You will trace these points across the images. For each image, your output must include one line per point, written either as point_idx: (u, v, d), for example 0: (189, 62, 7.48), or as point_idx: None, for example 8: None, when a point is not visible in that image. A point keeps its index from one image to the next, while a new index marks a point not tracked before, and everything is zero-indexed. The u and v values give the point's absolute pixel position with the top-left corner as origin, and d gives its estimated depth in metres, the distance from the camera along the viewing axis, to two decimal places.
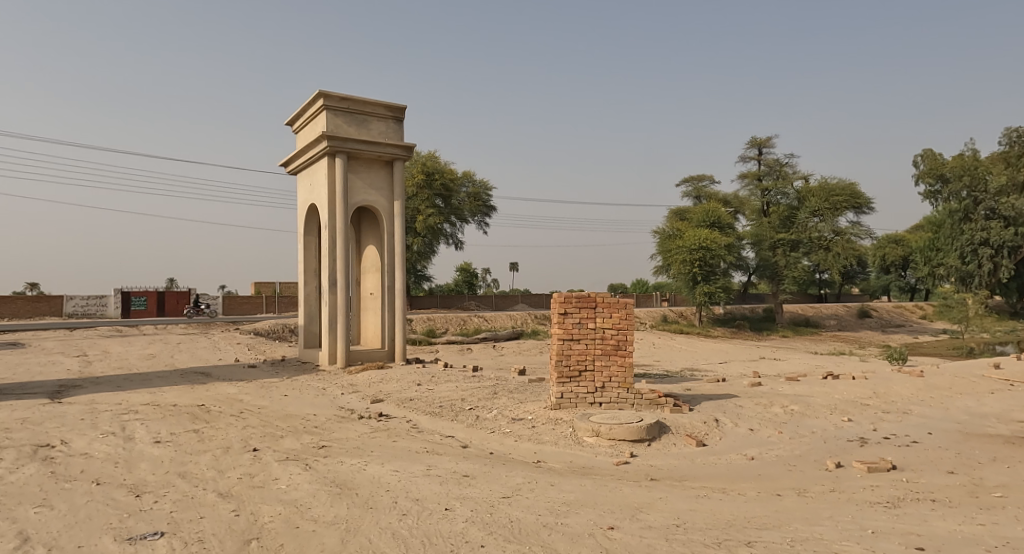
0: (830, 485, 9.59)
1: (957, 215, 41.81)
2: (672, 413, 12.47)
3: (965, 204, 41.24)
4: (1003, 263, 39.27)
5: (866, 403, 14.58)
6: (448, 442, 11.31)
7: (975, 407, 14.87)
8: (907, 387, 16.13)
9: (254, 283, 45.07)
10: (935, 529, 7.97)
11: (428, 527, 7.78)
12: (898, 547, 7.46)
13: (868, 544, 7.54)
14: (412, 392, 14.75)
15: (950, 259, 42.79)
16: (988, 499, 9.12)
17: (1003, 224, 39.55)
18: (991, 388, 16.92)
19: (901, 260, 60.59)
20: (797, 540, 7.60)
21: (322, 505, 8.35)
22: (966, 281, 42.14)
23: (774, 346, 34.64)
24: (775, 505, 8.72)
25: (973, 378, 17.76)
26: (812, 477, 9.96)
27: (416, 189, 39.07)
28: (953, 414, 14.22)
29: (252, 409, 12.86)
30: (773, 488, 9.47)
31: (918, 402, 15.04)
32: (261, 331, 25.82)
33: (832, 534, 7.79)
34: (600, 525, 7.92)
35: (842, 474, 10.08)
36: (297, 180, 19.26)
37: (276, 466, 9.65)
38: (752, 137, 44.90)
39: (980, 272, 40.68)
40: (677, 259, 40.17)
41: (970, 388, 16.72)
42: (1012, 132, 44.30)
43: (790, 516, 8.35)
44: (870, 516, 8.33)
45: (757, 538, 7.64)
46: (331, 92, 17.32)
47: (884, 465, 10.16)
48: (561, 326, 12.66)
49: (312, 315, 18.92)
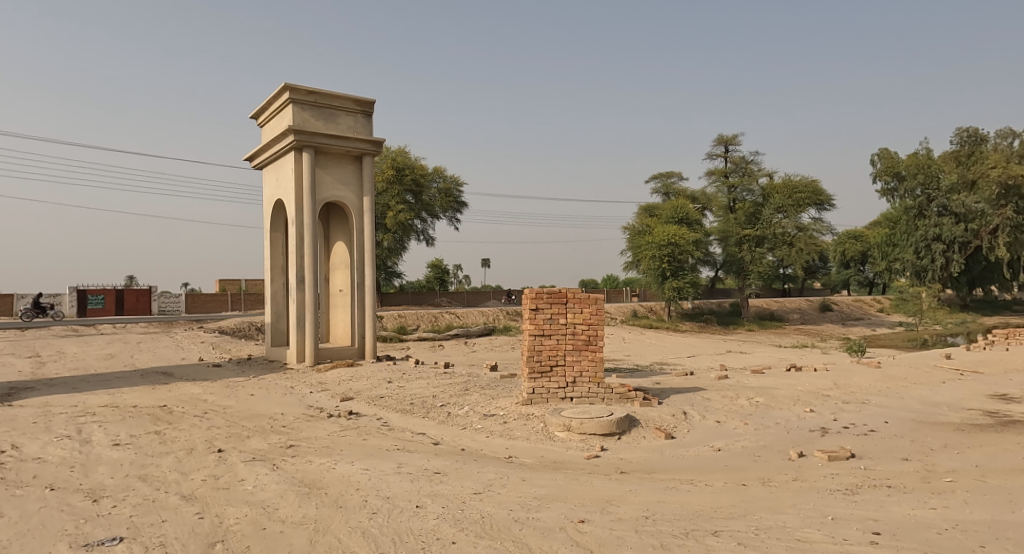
0: (793, 474, 9.68)
1: (911, 212, 42.73)
2: (641, 406, 12.52)
3: (920, 201, 42.26)
4: (954, 258, 40.54)
5: (828, 393, 14.78)
6: (420, 440, 11.19)
7: (931, 396, 15.16)
8: (867, 378, 16.42)
9: (218, 281, 44.22)
10: (892, 515, 8.08)
11: (399, 525, 7.67)
12: (857, 534, 7.54)
13: (829, 531, 7.61)
14: (382, 389, 14.58)
15: (905, 254, 43.54)
16: (941, 484, 9.28)
17: (954, 221, 40.73)
18: (944, 377, 17.27)
19: (860, 255, 62.10)
20: (761, 529, 7.64)
21: (291, 505, 8.19)
22: (920, 277, 42.91)
23: (740, 340, 34.87)
24: (741, 495, 8.75)
25: (926, 368, 18.21)
26: (776, 467, 10.04)
27: (387, 184, 38.75)
28: (909, 403, 14.46)
29: (216, 409, 12.58)
30: (738, 478, 9.52)
31: (877, 392, 15.30)
32: (226, 329, 25.38)
33: (794, 521, 7.84)
34: (571, 518, 7.87)
35: (804, 463, 10.19)
36: (262, 174, 18.94)
37: (241, 466, 9.47)
38: (720, 135, 45.26)
39: (933, 267, 41.65)
40: (647, 255, 40.41)
41: (924, 378, 17.04)
42: (963, 133, 45.97)
43: (755, 505, 8.38)
44: (830, 504, 8.41)
45: (724, 528, 7.67)
46: (297, 85, 16.97)
47: (843, 453, 10.31)
48: (532, 321, 12.57)
49: (278, 314, 18.58)
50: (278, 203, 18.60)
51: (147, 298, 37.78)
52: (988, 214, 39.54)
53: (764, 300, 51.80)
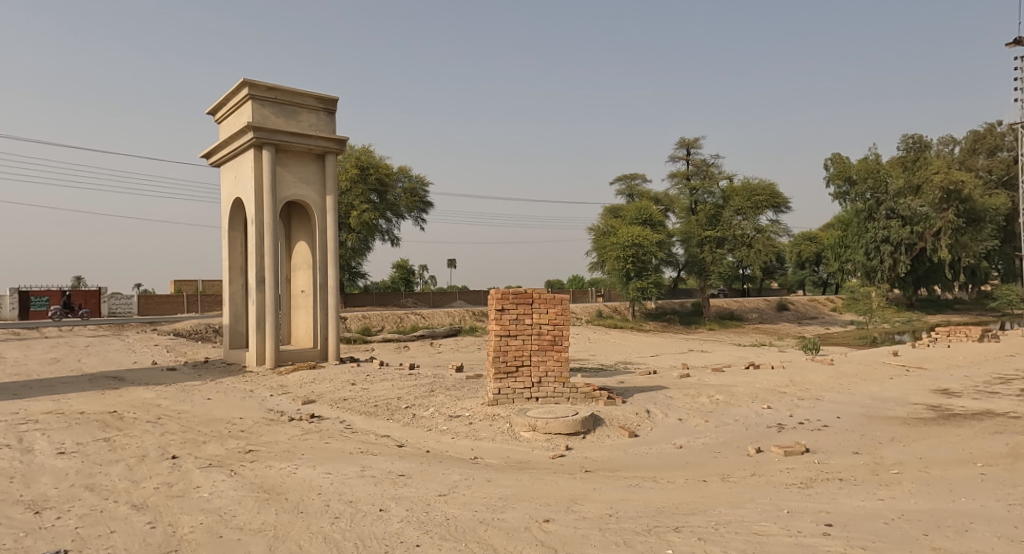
0: (751, 470, 9.70)
1: (862, 214, 43.60)
2: (606, 406, 12.46)
3: (870, 204, 43.18)
4: (901, 259, 41.67)
5: (784, 390, 14.94)
6: (383, 442, 10.97)
7: (879, 392, 15.40)
8: (821, 375, 16.66)
9: (174, 282, 43.11)
10: (844, 507, 8.14)
11: (362, 529, 7.46)
12: (811, 526, 7.57)
13: (784, 524, 7.62)
14: (345, 392, 14.30)
15: (856, 256, 44.41)
16: (888, 475, 9.40)
17: (901, 223, 41.88)
18: (893, 373, 17.63)
19: (815, 256, 63.26)
20: (721, 524, 7.62)
21: (248, 512, 7.92)
22: (871, 277, 43.93)
23: (701, 339, 35.22)
24: (701, 492, 8.73)
25: (876, 364, 18.59)
26: (734, 462, 10.06)
27: (350, 183, 38.25)
28: (860, 398, 14.69)
29: (170, 414, 12.18)
30: (699, 475, 9.50)
31: (830, 388, 15.52)
32: (181, 331, 24.73)
33: (751, 516, 7.84)
34: (536, 518, 7.75)
35: (762, 458, 10.23)
36: (220, 172, 18.49)
37: (196, 473, 9.15)
38: (682, 138, 45.66)
39: (882, 268, 42.68)
40: (611, 256, 40.58)
41: (874, 374, 17.36)
42: (910, 140, 46.98)
43: (715, 501, 8.36)
44: (785, 497, 8.44)
45: (685, 523, 7.62)
46: (256, 81, 16.58)
47: (799, 448, 10.38)
48: (498, 321, 12.43)
49: (237, 315, 18.16)
50: (236, 202, 18.15)
51: (96, 299, 36.65)
52: (931, 216, 41.02)
53: (725, 300, 52.39)
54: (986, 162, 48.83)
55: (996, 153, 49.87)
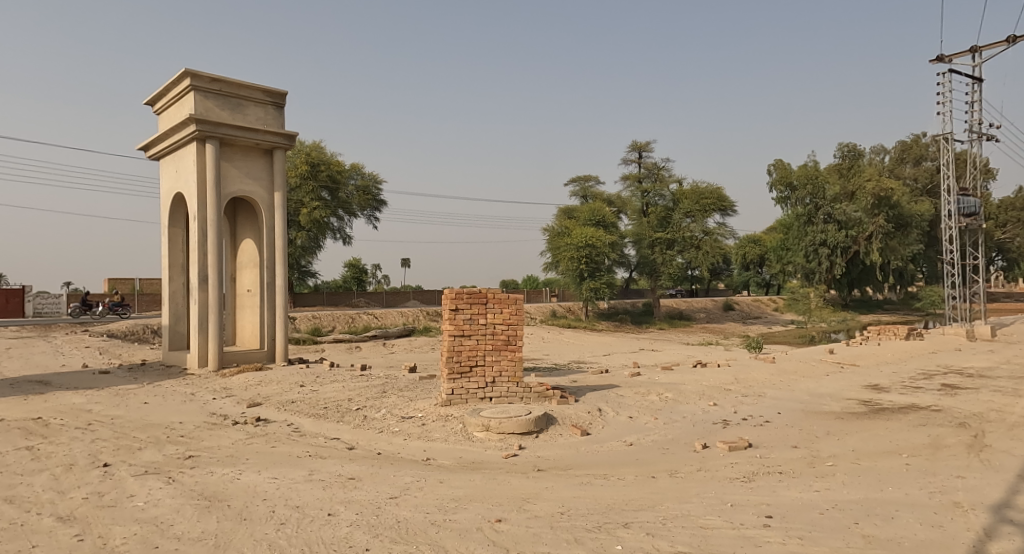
0: (697, 465, 9.65)
1: (801, 218, 44.61)
2: (558, 405, 12.32)
3: (809, 209, 44.16)
4: (838, 261, 43.08)
5: (729, 388, 15.04)
6: (333, 445, 10.60)
7: (816, 388, 15.65)
8: (763, 372, 16.87)
9: (109, 281, 41.40)
10: (783, 499, 8.13)
11: (309, 535, 7.13)
12: (753, 518, 7.53)
13: (728, 517, 7.57)
14: (294, 394, 13.84)
15: (797, 258, 45.52)
16: (824, 467, 9.45)
17: (838, 228, 43.17)
18: (829, 370, 18.01)
19: (759, 258, 64.51)
20: (668, 518, 7.53)
21: (188, 520, 7.50)
22: (810, 278, 45.09)
23: (651, 339, 35.49)
24: (649, 487, 8.62)
25: (813, 361, 18.96)
26: (680, 458, 9.99)
27: (300, 180, 37.46)
28: (799, 394, 14.89)
29: (102, 420, 11.57)
30: (647, 471, 9.41)
31: (771, 385, 15.69)
32: (116, 333, 23.72)
33: (697, 510, 7.77)
34: (488, 518, 7.51)
35: (707, 454, 10.19)
36: (160, 166, 17.76)
37: (131, 481, 8.66)
38: (634, 141, 45.94)
39: (820, 270, 43.90)
40: (564, 256, 40.57)
41: (812, 371, 17.68)
42: (844, 147, 47.57)
43: (663, 496, 8.27)
44: (728, 491, 8.40)
45: (633, 519, 7.50)
46: (199, 72, 15.95)
47: (742, 443, 10.40)
48: (452, 321, 12.16)
49: (178, 315, 17.46)
50: (177, 197, 17.44)
51: (22, 299, 34.90)
52: (865, 221, 42.51)
53: (675, 301, 52.96)
54: (912, 170, 50.52)
55: (921, 163, 51.56)
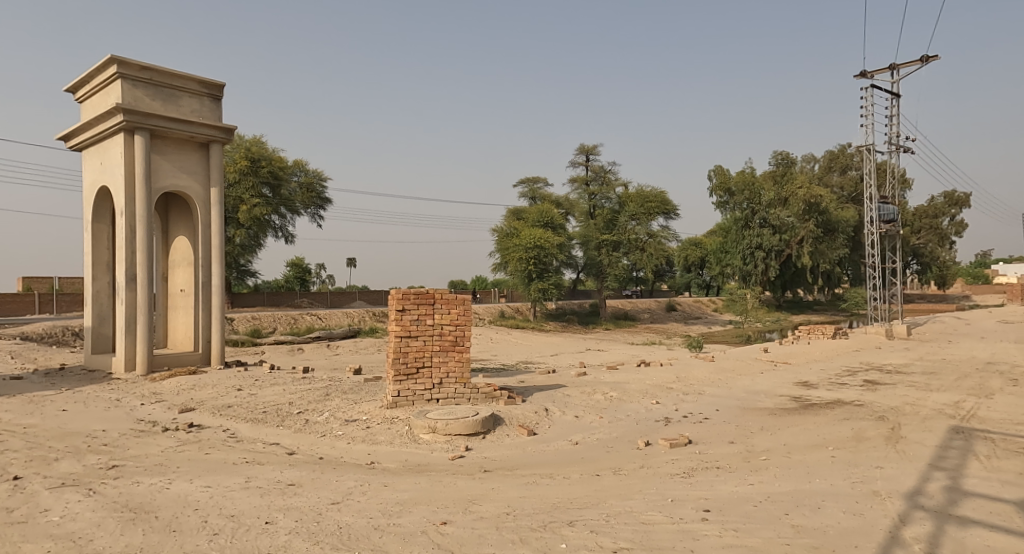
0: (639, 462, 9.48)
1: (739, 223, 45.30)
2: (505, 405, 12.03)
3: (746, 213, 44.91)
4: (772, 264, 44.01)
5: (670, 386, 15.00)
6: (272, 450, 10.08)
7: (751, 385, 15.75)
8: (704, 371, 16.93)
9: (25, 279, 39.16)
10: (720, 493, 8.00)
11: (244, 545, 6.67)
12: (692, 513, 7.38)
13: (669, 512, 7.40)
14: (230, 398, 13.20)
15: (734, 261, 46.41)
16: (759, 462, 9.41)
17: (773, 232, 43.99)
18: (763, 367, 18.23)
19: (700, 260, 65.55)
20: (611, 516, 7.31)
21: (109, 534, 6.93)
22: (746, 281, 45.82)
23: (597, 339, 35.51)
24: (595, 486, 8.40)
25: (748, 360, 19.18)
26: (624, 456, 9.81)
27: (240, 176, 36.20)
28: (735, 391, 14.96)
29: (13, 429, 10.76)
30: (592, 469, 9.20)
31: (710, 383, 15.72)
32: (33, 335, 22.37)
33: (639, 506, 7.57)
34: (433, 521, 7.17)
35: (649, 451, 10.05)
36: (84, 158, 16.79)
37: (47, 494, 8.02)
38: (582, 144, 46.03)
39: (756, 272, 44.61)
40: (513, 256, 40.32)
41: (747, 369, 17.86)
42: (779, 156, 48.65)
43: (606, 494, 8.05)
44: (669, 487, 8.24)
45: (578, 518, 7.25)
46: (128, 59, 15.10)
47: (683, 440, 10.29)
48: (398, 322, 11.75)
49: (103, 317, 16.55)
50: (103, 191, 16.51)
51: None
52: (796, 226, 43.30)
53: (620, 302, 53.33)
54: (838, 179, 52.08)
55: (846, 172, 53.13)
